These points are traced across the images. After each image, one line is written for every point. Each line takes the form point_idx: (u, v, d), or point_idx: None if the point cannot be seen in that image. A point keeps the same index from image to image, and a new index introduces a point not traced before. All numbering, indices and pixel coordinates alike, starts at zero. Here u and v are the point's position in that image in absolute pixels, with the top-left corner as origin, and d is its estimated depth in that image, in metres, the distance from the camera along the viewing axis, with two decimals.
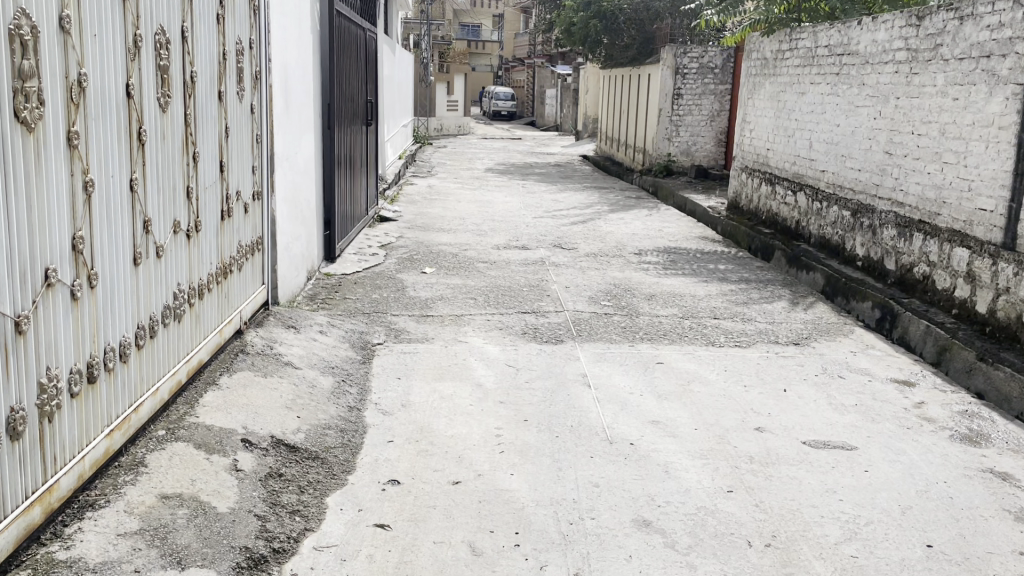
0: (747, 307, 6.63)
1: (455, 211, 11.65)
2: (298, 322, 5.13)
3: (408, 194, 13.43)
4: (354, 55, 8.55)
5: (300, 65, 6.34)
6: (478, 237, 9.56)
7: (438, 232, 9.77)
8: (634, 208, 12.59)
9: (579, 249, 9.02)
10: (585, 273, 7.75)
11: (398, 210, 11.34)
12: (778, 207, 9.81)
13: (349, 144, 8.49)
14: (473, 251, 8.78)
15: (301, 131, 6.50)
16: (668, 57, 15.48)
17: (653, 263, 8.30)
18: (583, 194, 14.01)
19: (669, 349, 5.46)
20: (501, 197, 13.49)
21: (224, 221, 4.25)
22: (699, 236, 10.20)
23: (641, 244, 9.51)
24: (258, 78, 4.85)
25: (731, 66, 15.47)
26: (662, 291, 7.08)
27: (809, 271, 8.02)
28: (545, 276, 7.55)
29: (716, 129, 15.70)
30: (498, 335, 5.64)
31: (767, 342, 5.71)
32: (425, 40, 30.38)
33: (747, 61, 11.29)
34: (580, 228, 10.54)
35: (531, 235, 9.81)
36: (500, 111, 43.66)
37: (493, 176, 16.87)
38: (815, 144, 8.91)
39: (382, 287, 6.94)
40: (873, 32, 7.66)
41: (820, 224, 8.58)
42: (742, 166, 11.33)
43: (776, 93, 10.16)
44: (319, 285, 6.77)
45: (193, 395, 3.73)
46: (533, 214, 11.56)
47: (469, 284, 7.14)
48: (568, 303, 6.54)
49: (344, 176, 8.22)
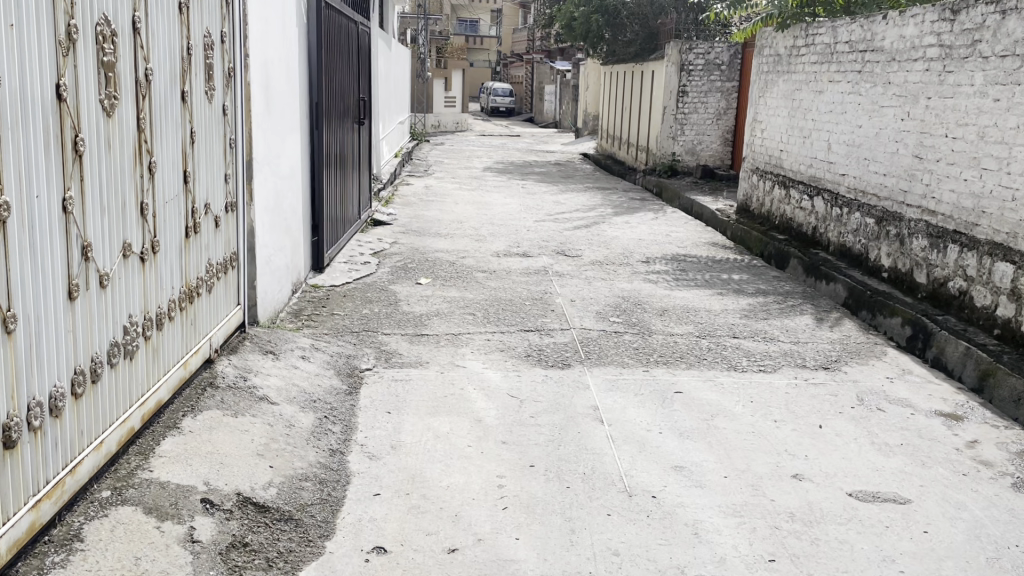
0: (767, 324, 6.14)
1: (453, 213, 11.16)
2: (278, 346, 4.63)
3: (403, 195, 12.92)
4: (345, 50, 8.06)
5: (284, 61, 5.84)
6: (477, 243, 9.06)
7: (435, 238, 9.27)
8: (639, 210, 12.10)
9: (584, 257, 8.52)
10: (591, 284, 7.25)
11: (393, 213, 10.83)
12: (794, 211, 9.31)
13: (340, 145, 8.00)
14: (471, 258, 8.27)
15: (286, 132, 5.99)
16: (672, 53, 14.98)
17: (663, 272, 7.80)
18: (586, 195, 13.51)
19: (687, 375, 4.97)
20: (500, 197, 12.99)
21: (190, 238, 3.74)
22: (708, 241, 9.71)
23: (649, 250, 9.01)
24: (232, 76, 4.34)
25: (738, 64, 14.98)
26: (675, 305, 6.59)
27: (830, 281, 7.52)
28: (549, 288, 7.06)
29: (722, 127, 15.18)
30: (500, 357, 5.14)
31: (794, 366, 5.21)
32: (422, 36, 29.87)
33: (759, 58, 10.78)
34: (583, 233, 10.04)
35: (533, 240, 9.31)
36: (499, 107, 43.14)
37: (492, 175, 16.37)
38: (834, 145, 8.41)
39: (374, 300, 6.43)
40: (900, 27, 7.16)
41: (840, 231, 8.08)
42: (753, 168, 10.83)
43: (791, 91, 9.67)
44: (305, 299, 6.26)
45: (147, 444, 3.22)
46: (534, 217, 11.05)
47: (467, 297, 6.64)
48: (575, 320, 6.05)
49: (334, 179, 7.73)
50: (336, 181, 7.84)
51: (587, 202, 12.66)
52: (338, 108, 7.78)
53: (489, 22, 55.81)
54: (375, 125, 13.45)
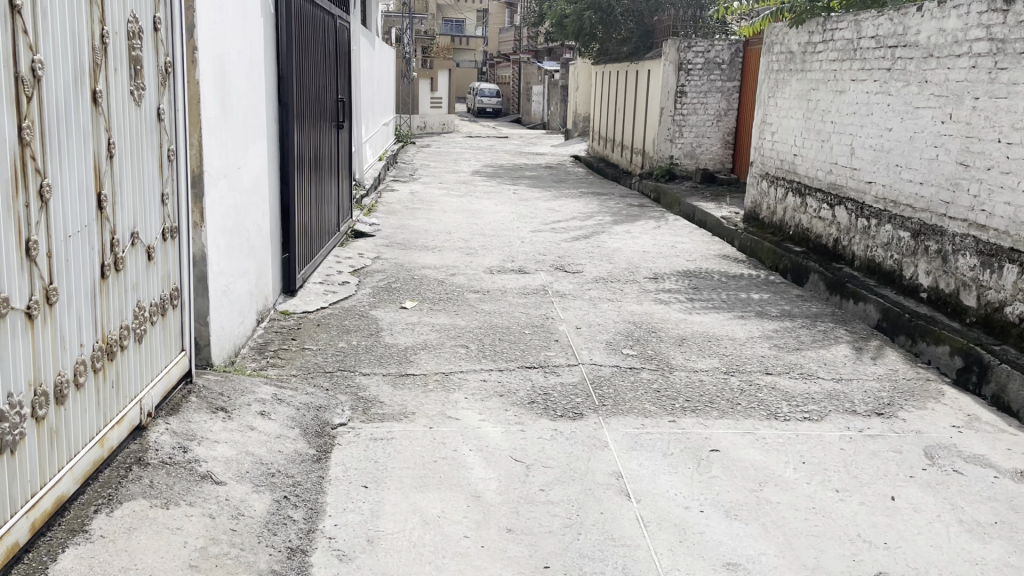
0: (802, 356, 5.38)
1: (441, 223, 10.37)
2: (230, 399, 3.82)
3: (387, 202, 12.12)
4: (320, 44, 7.26)
5: (244, 56, 5.03)
6: (467, 258, 8.28)
7: (421, 252, 8.47)
8: (640, 218, 11.34)
9: (586, 273, 7.76)
10: (597, 306, 6.48)
11: (375, 223, 10.02)
12: (811, 221, 8.57)
13: (316, 149, 7.19)
14: (462, 277, 7.48)
15: (249, 139, 5.20)
16: (671, 51, 14.29)
17: (675, 292, 7.03)
18: (581, 201, 12.75)
19: (721, 425, 4.20)
20: (491, 204, 12.21)
21: (110, 277, 2.94)
22: (718, 253, 8.95)
23: (656, 265, 8.25)
24: (172, 71, 3.54)
25: (740, 62, 14.19)
26: (694, 333, 5.83)
27: (860, 301, 6.78)
28: (551, 311, 6.27)
29: (723, 129, 14.43)
30: (500, 404, 4.35)
31: (844, 412, 4.45)
32: (407, 35, 29.07)
33: (769, 55, 10.04)
34: (583, 245, 9.27)
35: (529, 254, 8.52)
36: (486, 108, 42.38)
37: (481, 179, 15.59)
38: (859, 150, 7.67)
39: (351, 329, 5.62)
40: (940, 19, 6.43)
41: (867, 243, 7.33)
42: (763, 174, 10.07)
43: (806, 91, 8.93)
44: (272, 330, 5.45)
45: (38, 562, 2.42)
46: (528, 226, 10.27)
47: (458, 325, 5.86)
48: (584, 353, 5.28)
49: (309, 189, 6.94)
50: (311, 191, 7.04)
51: (583, 209, 11.90)
52: (313, 109, 6.98)
53: (475, 22, 55.00)
54: (357, 127, 12.64)
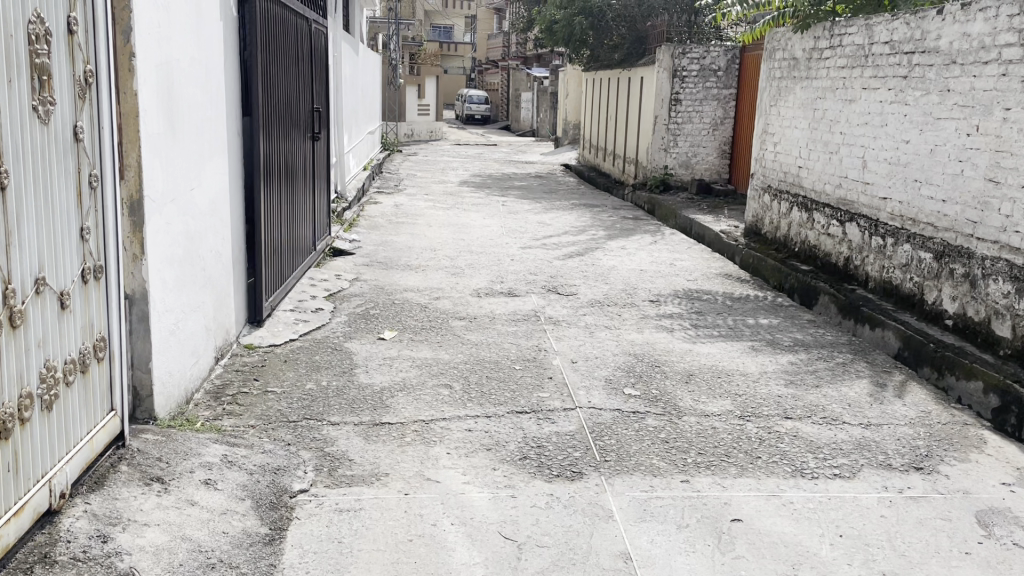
0: (823, 395, 4.85)
1: (425, 238, 9.81)
2: (169, 467, 3.25)
3: (370, 216, 11.56)
4: (291, 50, 6.71)
5: (197, 63, 4.48)
6: (453, 279, 7.72)
7: (404, 272, 7.91)
8: (635, 233, 10.82)
9: (580, 296, 7.22)
10: (594, 335, 5.94)
11: (355, 239, 9.46)
12: (819, 238, 8.06)
13: (287, 163, 6.65)
14: (447, 301, 6.91)
15: (205, 157, 4.66)
16: (665, 58, 13.81)
17: (677, 317, 6.50)
18: (573, 214, 12.21)
19: (741, 485, 3.65)
20: (478, 218, 11.66)
21: (3, 335, 2.39)
22: (720, 271, 8.43)
23: (654, 286, 7.72)
24: (98, 83, 2.99)
25: (736, 69, 13.75)
26: (701, 368, 5.29)
27: (877, 327, 6.26)
28: (544, 342, 5.72)
29: (719, 138, 13.94)
30: (486, 461, 3.79)
31: (878, 468, 3.91)
32: (394, 41, 28.58)
33: (770, 61, 9.55)
34: (576, 263, 8.73)
35: (519, 275, 7.98)
36: (474, 115, 41.87)
37: (469, 190, 15.04)
38: (871, 163, 7.17)
39: (321, 366, 5.06)
40: (963, 23, 5.94)
41: (883, 264, 6.82)
42: (766, 187, 9.56)
43: (812, 100, 8.43)
44: (232, 369, 4.88)
45: None
46: (518, 242, 9.72)
47: (441, 359, 5.30)
48: (581, 393, 4.73)
49: (280, 207, 6.40)
50: (282, 209, 6.51)
51: (575, 223, 11.37)
52: (284, 121, 6.43)
53: (463, 28, 54.54)
54: (338, 137, 12.06)
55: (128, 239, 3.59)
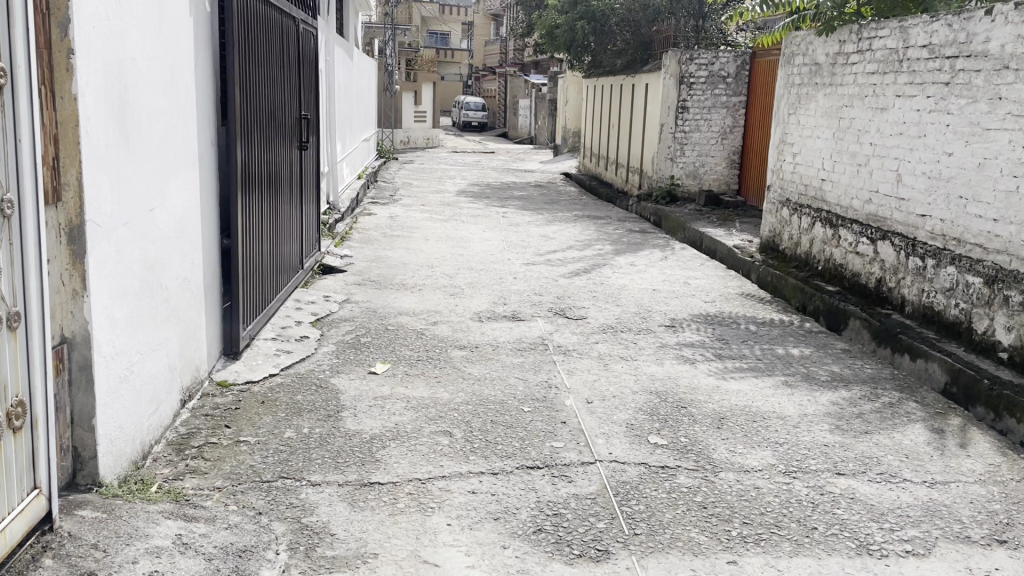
0: (875, 445, 4.25)
1: (422, 253, 9.22)
2: (106, 557, 2.65)
3: (364, 229, 10.96)
4: (276, 52, 6.14)
5: (159, 63, 3.90)
6: (451, 301, 7.12)
7: (398, 292, 7.31)
8: (643, 247, 10.23)
9: (590, 320, 6.63)
10: (609, 368, 5.35)
11: (346, 254, 8.86)
12: (846, 256, 7.48)
13: (271, 176, 6.07)
14: (445, 326, 6.31)
15: (170, 172, 4.07)
16: (671, 63, 13.18)
17: (699, 346, 5.91)
18: (577, 227, 11.63)
19: (799, 568, 3.05)
20: (477, 230, 11.07)
21: None
22: (738, 292, 7.85)
23: (670, 308, 7.13)
24: (11, 84, 2.41)
25: (746, 75, 13.15)
26: (733, 409, 4.70)
27: (919, 358, 5.68)
28: (554, 377, 5.13)
29: (728, 147, 13.37)
30: (494, 536, 3.18)
31: (956, 542, 3.32)
32: (391, 46, 28.04)
33: (789, 67, 8.99)
34: (583, 282, 8.14)
35: (522, 295, 7.38)
36: (471, 122, 41.31)
37: (467, 200, 14.46)
38: (907, 177, 6.60)
39: (304, 408, 4.45)
40: (1017, 23, 5.37)
41: (922, 288, 6.24)
42: (784, 200, 8.98)
43: (837, 107, 7.86)
44: (200, 414, 4.28)
45: None
46: (520, 258, 9.13)
47: (439, 398, 4.69)
48: (600, 442, 4.13)
49: (262, 224, 5.82)
50: (265, 225, 5.92)
51: (580, 236, 10.79)
52: (267, 129, 5.86)
53: (460, 34, 54.04)
54: (329, 145, 11.49)
55: (68, 271, 2.99)
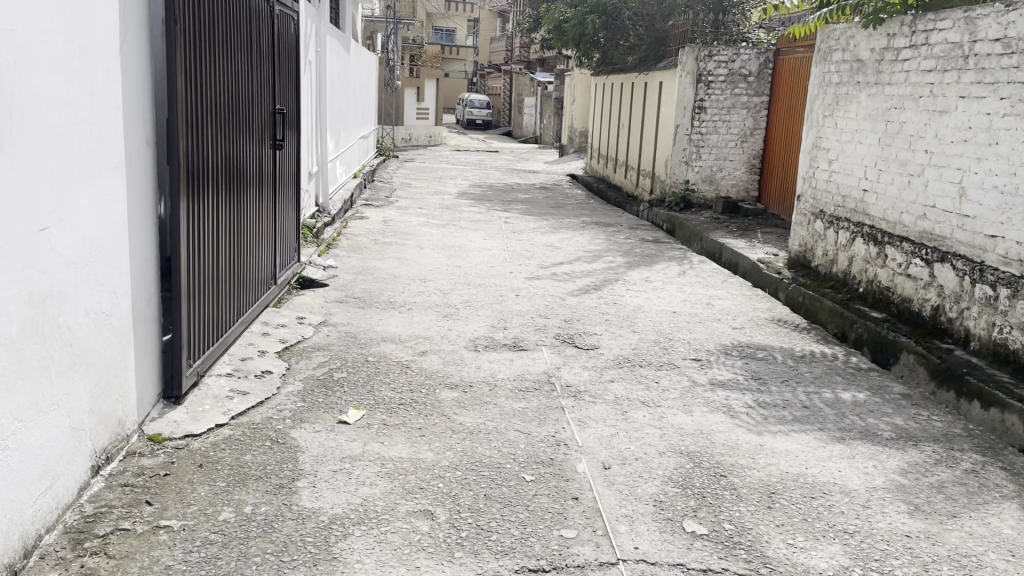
0: (970, 538, 3.35)
1: (414, 264, 8.32)
2: None
3: (354, 234, 10.08)
4: (239, 31, 5.21)
5: (60, 39, 3.02)
6: (444, 325, 6.22)
7: (385, 313, 6.41)
8: (658, 259, 9.33)
9: (603, 350, 5.73)
10: (628, 418, 4.46)
11: (332, 265, 7.98)
12: (895, 279, 6.59)
13: (234, 179, 5.20)
14: (435, 357, 5.41)
15: (76, 179, 3.16)
16: (689, 60, 12.48)
17: (732, 390, 5.02)
18: (586, 235, 10.74)
19: None
20: (478, 237, 10.18)
21: None
22: (769, 315, 6.95)
23: (694, 336, 6.23)
24: None
25: (770, 74, 12.23)
26: (785, 479, 3.80)
27: (994, 408, 4.77)
28: (563, 430, 4.23)
29: (747, 151, 12.44)
30: None
31: None
32: (393, 40, 27.20)
33: (826, 64, 8.12)
34: (594, 301, 7.24)
35: (525, 318, 6.48)
36: (475, 120, 40.33)
37: (467, 203, 13.56)
38: (972, 191, 5.70)
39: (250, 475, 3.56)
40: None
41: (993, 321, 5.35)
42: (819, 212, 8.10)
43: (885, 109, 6.96)
44: (117, 485, 3.39)
45: None
46: (523, 272, 8.24)
47: (421, 461, 3.80)
48: (622, 531, 3.24)
49: (220, 236, 4.94)
50: (224, 238, 5.04)
51: (589, 246, 9.90)
52: (225, 122, 4.93)
53: (464, 31, 53.17)
54: (319, 143, 10.66)
55: None
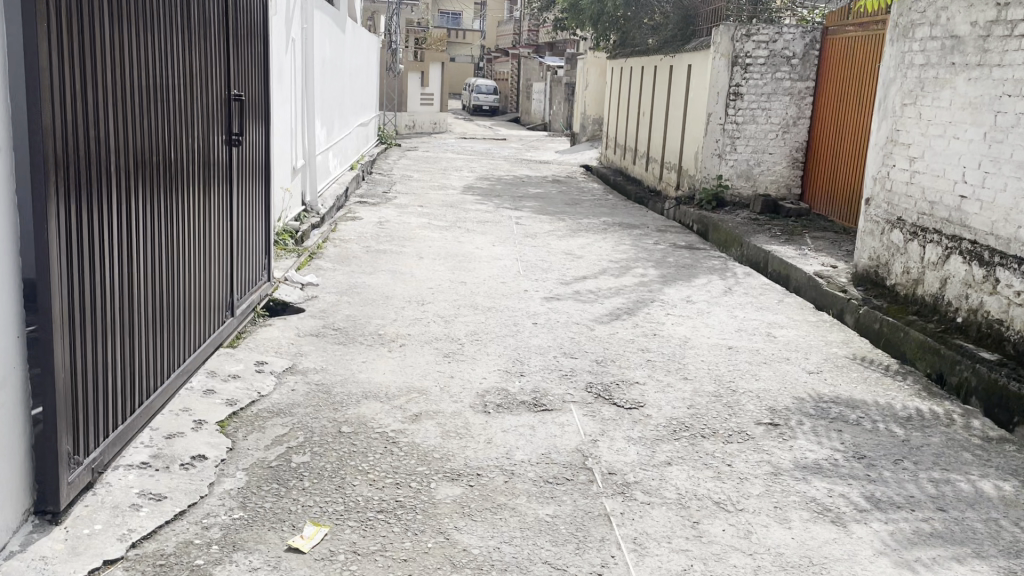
0: None
1: (412, 280, 7.01)
2: None
3: (343, 239, 8.77)
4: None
5: None
6: (445, 370, 4.90)
7: (371, 354, 5.09)
8: (697, 272, 7.99)
9: (651, 411, 4.41)
10: (702, 535, 3.15)
11: (312, 281, 6.67)
12: (1010, 309, 5.25)
13: (165, 185, 3.91)
14: (433, 424, 4.08)
15: None
16: (723, 41, 10.97)
17: (834, 480, 3.71)
18: (610, 240, 9.41)
19: None
20: (487, 243, 8.85)
21: None
22: (848, 352, 5.61)
23: (762, 385, 4.90)
24: None
25: (816, 56, 10.85)
26: None
27: None
28: (612, 563, 2.92)
29: (789, 144, 11.09)
30: None
31: None
32: (395, 21, 25.85)
33: (906, 42, 6.76)
34: (629, 331, 5.91)
35: (547, 360, 5.16)
36: (481, 106, 38.97)
37: (474, 199, 12.23)
38: None
39: None
40: None
41: None
42: (896, 221, 6.76)
43: (994, 96, 5.60)
44: None
45: None
46: (540, 290, 6.91)
47: None
48: None
49: (145, 262, 3.66)
50: (153, 264, 3.75)
51: (615, 254, 8.57)
52: (142, 113, 3.60)
53: (472, 14, 51.68)
54: (305, 133, 9.35)
55: None
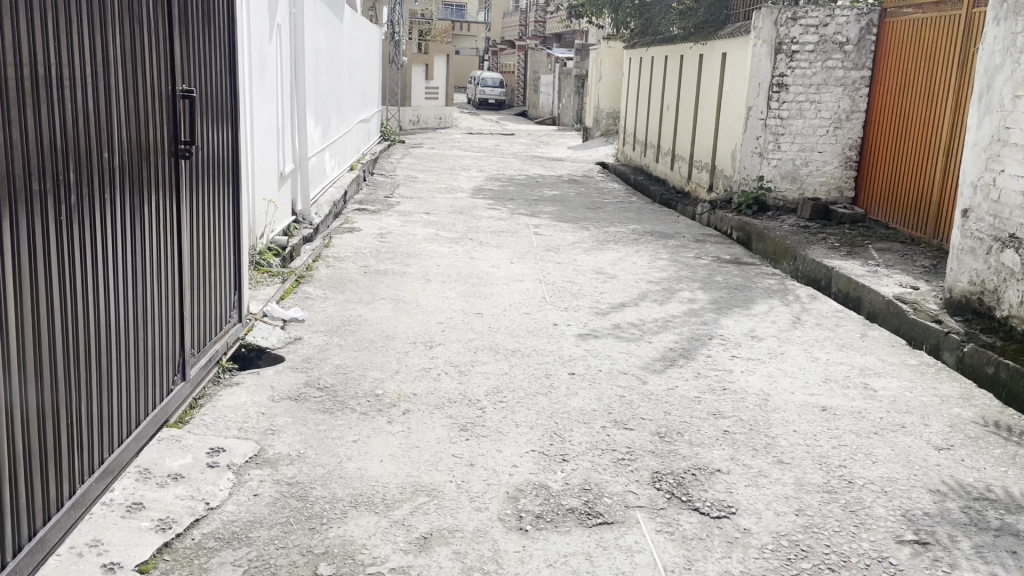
0: None
1: (418, 313, 5.79)
2: None
3: (337, 256, 7.56)
4: None
5: None
6: (461, 453, 3.69)
7: (363, 428, 3.89)
8: (754, 295, 6.76)
9: (747, 522, 3.20)
10: None
11: (297, 317, 5.47)
12: None
13: (67, 225, 2.71)
14: (449, 555, 2.88)
15: None
16: (765, 25, 9.79)
17: None
18: (646, 254, 8.18)
19: None
20: (504, 260, 7.63)
21: None
22: (975, 414, 4.39)
23: (883, 472, 3.68)
24: None
25: (872, 41, 9.58)
26: None
27: None
28: None
29: (841, 141, 9.84)
30: None
31: None
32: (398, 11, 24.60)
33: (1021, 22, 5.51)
34: (691, 383, 4.70)
35: (594, 433, 3.95)
36: (488, 99, 37.72)
37: (485, 204, 11.01)
38: None
39: None
40: None
41: None
42: (1006, 240, 5.51)
43: None
44: None
45: None
46: (573, 324, 5.70)
47: None
48: None
49: (26, 342, 2.47)
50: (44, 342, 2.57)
51: (654, 273, 7.34)
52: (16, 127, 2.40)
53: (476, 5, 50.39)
54: (294, 133, 8.16)
55: None
